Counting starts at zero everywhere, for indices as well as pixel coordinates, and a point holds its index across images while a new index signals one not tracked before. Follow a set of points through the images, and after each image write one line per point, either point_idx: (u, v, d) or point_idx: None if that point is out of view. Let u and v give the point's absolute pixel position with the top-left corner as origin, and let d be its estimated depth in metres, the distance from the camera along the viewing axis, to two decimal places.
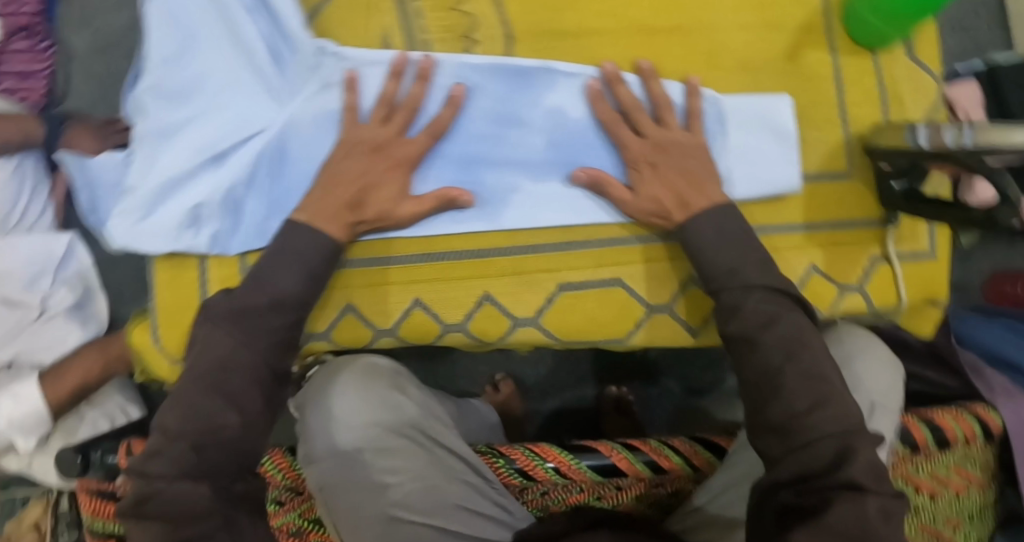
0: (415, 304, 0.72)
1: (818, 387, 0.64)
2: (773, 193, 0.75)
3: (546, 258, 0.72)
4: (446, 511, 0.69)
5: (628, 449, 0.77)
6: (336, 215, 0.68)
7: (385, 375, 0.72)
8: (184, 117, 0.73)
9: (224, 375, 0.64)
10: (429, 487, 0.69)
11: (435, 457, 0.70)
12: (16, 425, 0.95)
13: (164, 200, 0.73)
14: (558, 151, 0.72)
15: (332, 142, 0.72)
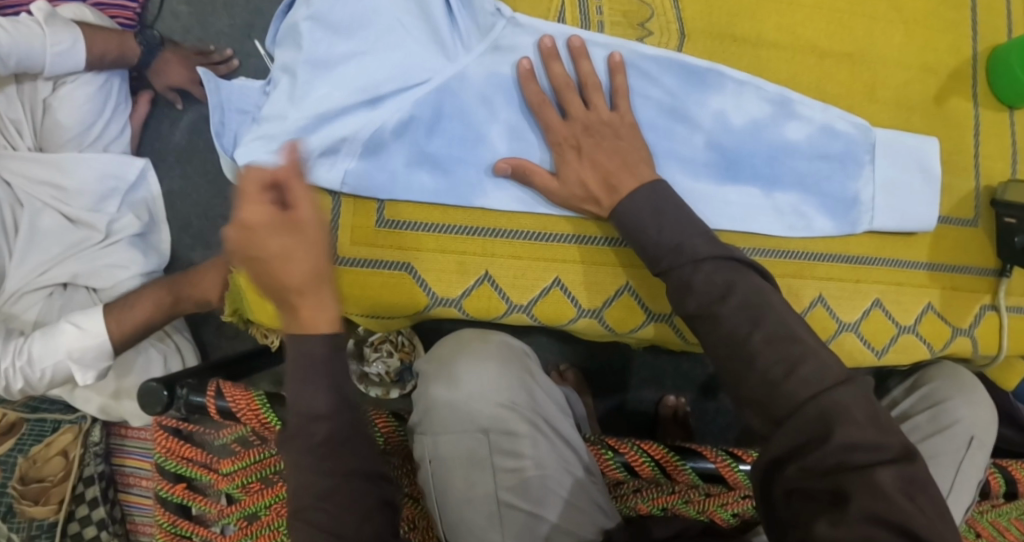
0: (554, 283, 0.73)
1: (792, 346, 0.59)
2: (916, 228, 0.74)
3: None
4: (554, 502, 0.70)
5: (732, 457, 0.76)
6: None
7: (517, 357, 0.74)
8: (345, 52, 0.71)
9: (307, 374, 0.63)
10: (545, 476, 0.70)
11: (553, 447, 0.72)
12: (76, 355, 0.95)
13: (309, 131, 0.71)
14: (720, 152, 0.71)
15: (497, 104, 0.72)
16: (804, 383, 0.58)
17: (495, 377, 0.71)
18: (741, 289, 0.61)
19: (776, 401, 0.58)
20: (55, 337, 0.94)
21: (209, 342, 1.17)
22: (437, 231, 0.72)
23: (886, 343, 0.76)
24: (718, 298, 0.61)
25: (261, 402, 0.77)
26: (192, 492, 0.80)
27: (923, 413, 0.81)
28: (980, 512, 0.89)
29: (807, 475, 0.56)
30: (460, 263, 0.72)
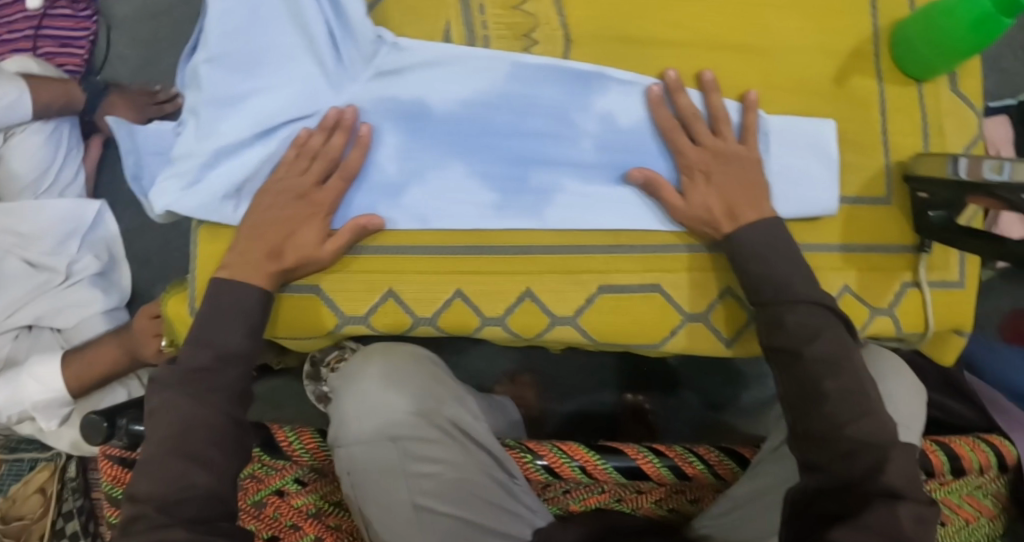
0: (456, 294, 0.72)
1: (862, 399, 0.66)
2: (818, 214, 0.75)
3: (591, 258, 0.73)
4: (469, 502, 0.71)
5: (653, 452, 0.77)
6: (256, 265, 0.71)
7: (422, 367, 0.74)
8: (243, 91, 0.76)
9: (192, 431, 0.65)
10: (460, 479, 0.71)
11: (467, 452, 0.72)
12: (39, 406, 1.00)
13: (213, 169, 0.76)
14: (610, 153, 0.74)
15: (386, 128, 0.74)
16: (860, 432, 0.65)
17: (399, 386, 0.71)
18: (829, 336, 0.67)
19: (833, 443, 0.65)
20: (16, 389, 0.99)
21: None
22: None
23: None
24: (810, 339, 0.67)
25: None
26: None
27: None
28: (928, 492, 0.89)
29: (833, 505, 0.64)
30: (368, 282, 0.73)
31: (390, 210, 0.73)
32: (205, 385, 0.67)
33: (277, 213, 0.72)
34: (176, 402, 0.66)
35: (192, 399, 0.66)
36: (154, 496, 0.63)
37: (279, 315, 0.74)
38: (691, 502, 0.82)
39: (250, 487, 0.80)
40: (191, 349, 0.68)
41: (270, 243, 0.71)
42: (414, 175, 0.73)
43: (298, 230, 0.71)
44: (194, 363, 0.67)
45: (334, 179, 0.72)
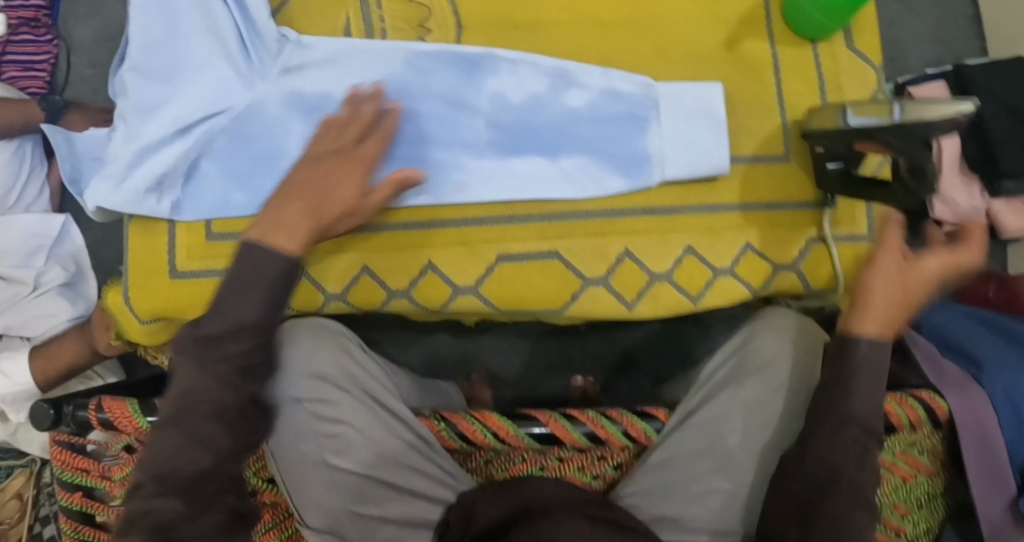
0: (363, 270, 0.77)
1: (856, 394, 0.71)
2: (701, 175, 0.78)
3: (488, 230, 0.77)
4: (382, 465, 0.75)
5: (565, 416, 0.80)
6: (297, 229, 0.68)
7: (333, 337, 0.78)
8: (163, 97, 0.78)
9: (190, 404, 0.63)
10: (370, 441, 0.75)
11: (377, 415, 0.76)
12: (7, 400, 1.05)
13: (138, 166, 0.78)
14: (503, 130, 0.78)
15: (294, 122, 0.79)
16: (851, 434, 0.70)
17: (307, 353, 0.76)
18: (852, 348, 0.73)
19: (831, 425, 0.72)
20: None
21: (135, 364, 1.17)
22: None
23: (701, 288, 0.78)
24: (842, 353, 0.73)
25: (134, 410, 0.81)
26: (90, 500, 0.87)
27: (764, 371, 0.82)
28: None
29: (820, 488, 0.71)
30: None
31: None
32: (214, 357, 0.63)
33: (324, 169, 0.71)
34: (187, 369, 0.64)
35: (204, 370, 0.63)
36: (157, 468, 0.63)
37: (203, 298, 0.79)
38: (613, 469, 0.84)
39: None
40: (208, 320, 0.64)
41: (306, 203, 0.69)
42: None
43: (335, 189, 0.70)
44: (212, 335, 0.64)
45: (373, 139, 0.73)
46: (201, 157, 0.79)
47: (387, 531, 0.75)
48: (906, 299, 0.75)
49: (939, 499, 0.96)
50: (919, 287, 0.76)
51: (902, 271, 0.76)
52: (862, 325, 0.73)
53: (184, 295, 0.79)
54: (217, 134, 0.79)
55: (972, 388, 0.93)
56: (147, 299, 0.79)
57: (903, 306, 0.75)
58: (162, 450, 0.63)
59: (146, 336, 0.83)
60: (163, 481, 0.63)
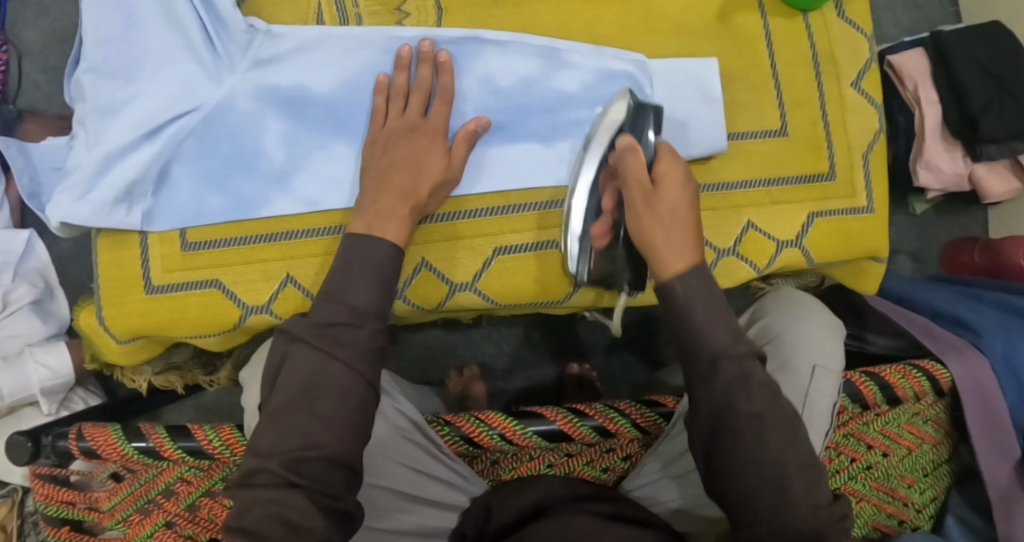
0: (286, 280, 0.75)
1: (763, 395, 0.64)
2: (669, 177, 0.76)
3: (479, 223, 0.75)
4: (396, 473, 0.74)
5: (573, 412, 0.77)
6: (394, 210, 0.69)
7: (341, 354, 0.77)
8: (124, 97, 0.74)
9: (320, 388, 0.62)
10: (378, 445, 0.74)
11: (383, 418, 0.75)
12: (47, 389, 0.98)
13: (104, 176, 0.73)
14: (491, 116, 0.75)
15: (270, 117, 0.75)
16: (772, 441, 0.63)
17: None
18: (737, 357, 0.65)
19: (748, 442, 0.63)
20: (24, 373, 0.97)
21: (113, 382, 1.12)
22: (235, 244, 0.75)
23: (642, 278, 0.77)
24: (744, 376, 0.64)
25: (119, 436, 0.77)
26: (79, 534, 0.82)
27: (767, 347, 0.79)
28: (865, 424, 0.89)
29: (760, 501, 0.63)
30: (264, 270, 0.75)
31: (277, 197, 0.75)
32: (338, 341, 0.63)
33: (403, 150, 0.71)
34: (307, 354, 0.63)
35: (323, 355, 0.62)
36: (281, 449, 0.60)
37: (185, 313, 0.75)
38: (622, 460, 0.82)
39: (180, 491, 0.80)
40: (323, 306, 0.64)
41: (402, 183, 0.70)
42: (300, 160, 0.75)
43: (425, 160, 0.71)
44: (329, 319, 0.63)
45: (437, 105, 0.73)
46: (170, 161, 0.75)
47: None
48: (676, 220, 0.68)
49: (944, 466, 0.96)
50: (674, 192, 0.69)
51: (652, 212, 0.68)
52: (668, 272, 0.67)
53: (157, 312, 0.75)
54: (186, 136, 0.74)
55: (970, 353, 0.92)
56: (120, 318, 0.75)
57: (683, 224, 0.68)
58: (268, 441, 0.61)
59: (123, 356, 0.79)
60: (278, 467, 0.60)
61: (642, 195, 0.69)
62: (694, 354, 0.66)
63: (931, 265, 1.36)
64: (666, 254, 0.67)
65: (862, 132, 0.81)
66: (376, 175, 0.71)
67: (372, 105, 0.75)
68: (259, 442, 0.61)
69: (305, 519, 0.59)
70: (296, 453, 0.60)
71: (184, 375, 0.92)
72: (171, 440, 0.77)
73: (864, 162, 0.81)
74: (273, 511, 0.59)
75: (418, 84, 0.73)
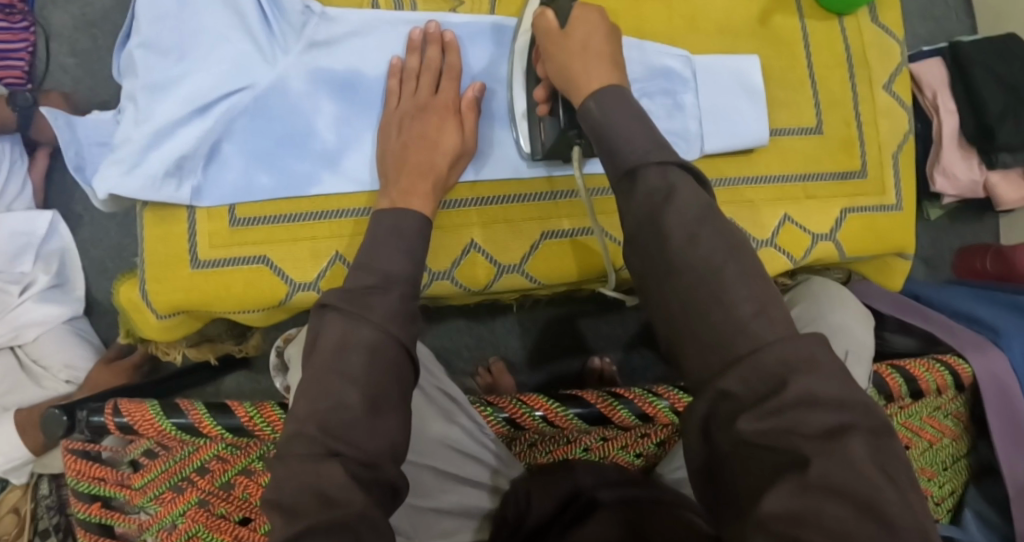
0: (336, 257, 0.76)
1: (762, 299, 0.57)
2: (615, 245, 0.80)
3: (463, 214, 0.77)
4: (442, 456, 0.75)
5: (612, 396, 0.78)
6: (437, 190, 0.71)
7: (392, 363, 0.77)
8: (175, 74, 0.74)
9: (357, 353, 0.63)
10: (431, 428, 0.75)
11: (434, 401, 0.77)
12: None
13: (154, 150, 0.74)
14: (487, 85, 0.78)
15: (325, 100, 0.76)
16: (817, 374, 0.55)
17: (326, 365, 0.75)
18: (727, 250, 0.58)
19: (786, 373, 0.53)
20: None
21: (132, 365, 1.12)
22: (283, 222, 0.76)
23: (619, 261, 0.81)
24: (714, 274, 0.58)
25: (156, 412, 0.76)
26: (110, 511, 0.80)
27: (806, 328, 0.80)
28: (891, 416, 0.91)
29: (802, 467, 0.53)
30: (312, 248, 0.76)
31: (327, 177, 0.76)
32: (368, 306, 0.65)
33: (416, 127, 0.74)
34: (352, 328, 0.64)
35: (354, 318, 0.64)
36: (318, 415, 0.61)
37: (232, 287, 0.75)
38: (656, 445, 0.83)
39: (215, 469, 0.79)
40: (357, 273, 0.66)
41: (420, 159, 0.73)
42: (352, 141, 0.77)
43: (439, 137, 0.73)
44: (362, 284, 0.66)
45: (445, 82, 0.76)
46: (222, 138, 0.76)
47: (444, 521, 0.75)
48: (589, 52, 0.68)
49: (962, 461, 0.99)
50: (584, 29, 0.69)
51: (565, 42, 0.69)
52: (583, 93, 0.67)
53: (205, 285, 0.75)
54: (238, 114, 0.75)
55: (991, 349, 0.94)
56: (165, 294, 0.75)
57: (599, 56, 0.68)
58: (306, 408, 0.62)
59: (161, 332, 0.79)
60: (315, 433, 0.61)
61: (554, 36, 0.70)
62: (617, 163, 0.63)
63: (942, 270, 1.39)
64: (580, 78, 0.67)
65: (894, 133, 0.83)
66: (394, 159, 0.73)
67: (386, 89, 0.77)
68: (294, 408, 0.63)
69: (342, 492, 0.59)
70: (339, 423, 0.61)
71: (215, 344, 0.93)
72: (210, 417, 0.76)
73: (895, 161, 0.83)
74: (309, 481, 0.59)
75: (428, 64, 0.75)
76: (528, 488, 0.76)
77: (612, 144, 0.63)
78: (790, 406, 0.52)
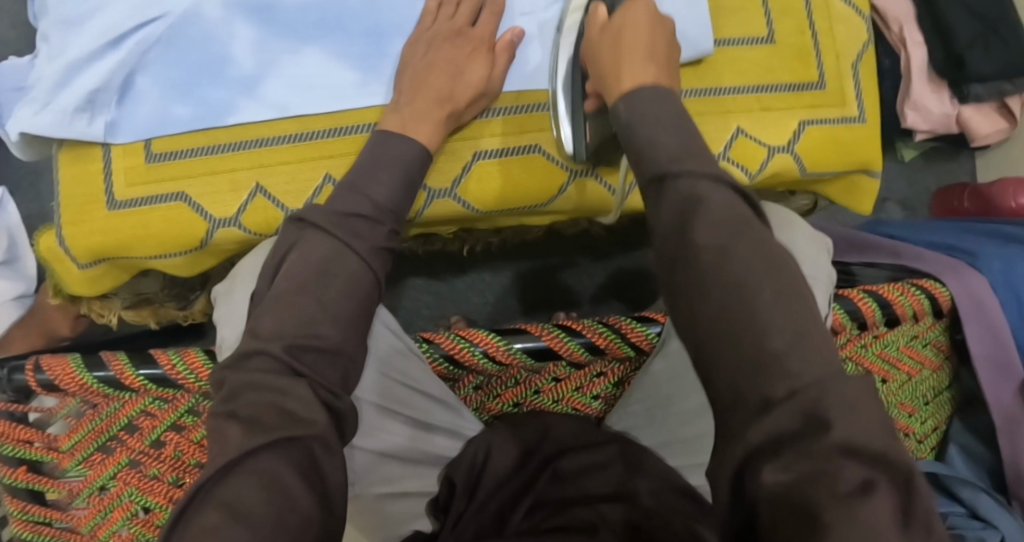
0: (256, 190, 0.72)
1: (725, 246, 0.53)
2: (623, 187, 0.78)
3: (487, 123, 0.75)
4: (386, 390, 0.71)
5: (560, 328, 0.72)
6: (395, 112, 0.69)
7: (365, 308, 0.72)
8: (84, 6, 0.70)
9: None
10: (383, 371, 0.71)
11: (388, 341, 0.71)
12: None
13: (65, 86, 0.70)
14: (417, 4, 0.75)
15: (243, 25, 0.72)
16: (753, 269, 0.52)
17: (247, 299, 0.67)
18: None
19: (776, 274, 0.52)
20: None
21: None
22: (200, 154, 0.71)
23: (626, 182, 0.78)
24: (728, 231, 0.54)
25: (78, 365, 0.70)
26: (38, 475, 0.74)
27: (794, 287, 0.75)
28: (863, 345, 0.86)
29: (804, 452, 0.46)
30: (232, 180, 0.72)
31: (247, 105, 0.72)
32: (356, 233, 0.63)
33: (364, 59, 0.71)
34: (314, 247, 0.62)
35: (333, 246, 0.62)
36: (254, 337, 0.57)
37: (152, 228, 0.71)
38: (613, 386, 0.78)
39: (143, 426, 0.73)
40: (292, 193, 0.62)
41: (437, 89, 0.71)
42: (271, 67, 0.72)
43: None
44: (348, 209, 0.64)
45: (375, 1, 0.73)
46: (136, 70, 0.71)
47: (388, 463, 0.71)
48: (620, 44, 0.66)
49: (945, 394, 0.94)
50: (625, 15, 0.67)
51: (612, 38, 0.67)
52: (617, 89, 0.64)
53: (124, 226, 0.71)
54: (154, 45, 0.71)
55: (969, 272, 0.90)
56: (82, 236, 0.71)
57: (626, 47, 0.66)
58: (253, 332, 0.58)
59: (86, 284, 0.75)
60: (269, 354, 0.56)
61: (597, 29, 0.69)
62: (643, 168, 0.59)
63: (920, 212, 1.35)
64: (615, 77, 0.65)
65: (850, 42, 0.79)
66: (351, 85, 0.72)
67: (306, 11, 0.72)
68: (259, 326, 0.59)
69: (295, 413, 0.54)
70: (295, 340, 0.57)
71: (157, 308, 0.89)
72: (132, 367, 0.69)
73: (854, 71, 0.79)
74: (269, 399, 0.55)
75: None
76: (489, 438, 0.72)
77: (645, 150, 0.60)
78: (829, 453, 0.45)
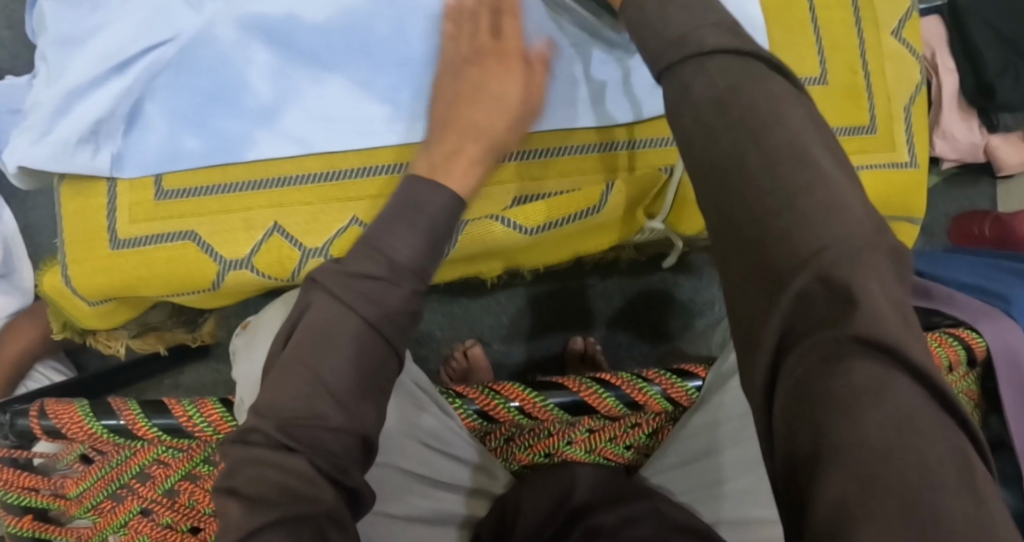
0: (273, 229, 0.67)
1: None
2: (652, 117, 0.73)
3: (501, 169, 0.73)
4: (411, 454, 0.69)
5: (597, 382, 0.70)
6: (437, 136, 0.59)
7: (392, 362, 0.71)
8: (91, 27, 0.65)
9: (325, 339, 0.54)
10: (406, 433, 0.69)
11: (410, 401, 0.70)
12: None
13: (66, 115, 0.65)
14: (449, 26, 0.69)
15: (263, 51, 0.67)
16: None
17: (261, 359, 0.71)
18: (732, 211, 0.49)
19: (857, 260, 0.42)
20: None
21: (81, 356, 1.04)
22: (215, 192, 0.67)
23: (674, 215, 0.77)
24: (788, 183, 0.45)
25: (85, 413, 0.67)
26: (44, 523, 0.70)
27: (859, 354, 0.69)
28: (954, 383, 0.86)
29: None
30: (247, 219, 0.67)
31: (266, 138, 0.67)
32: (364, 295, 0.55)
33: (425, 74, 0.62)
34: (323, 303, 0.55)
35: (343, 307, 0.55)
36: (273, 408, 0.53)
37: (162, 269, 0.67)
38: (647, 437, 0.75)
39: (157, 474, 0.69)
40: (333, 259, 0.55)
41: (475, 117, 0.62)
42: (291, 97, 0.68)
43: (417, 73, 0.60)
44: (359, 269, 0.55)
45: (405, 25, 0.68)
46: (144, 97, 0.66)
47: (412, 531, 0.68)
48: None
49: None
50: None
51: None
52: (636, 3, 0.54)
53: (131, 266, 0.66)
54: (162, 69, 0.66)
55: (1004, 319, 0.88)
56: (87, 276, 0.67)
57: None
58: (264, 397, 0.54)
59: (96, 318, 0.71)
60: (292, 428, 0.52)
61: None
62: None
63: (939, 237, 1.32)
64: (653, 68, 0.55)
65: (902, 81, 0.76)
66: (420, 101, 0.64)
67: (330, 38, 0.67)
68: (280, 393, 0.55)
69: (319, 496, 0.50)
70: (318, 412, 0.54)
71: (163, 335, 0.83)
72: (144, 418, 0.67)
73: (904, 113, 0.75)
74: (269, 476, 0.51)
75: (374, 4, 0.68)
76: (516, 495, 0.69)
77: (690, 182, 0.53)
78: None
